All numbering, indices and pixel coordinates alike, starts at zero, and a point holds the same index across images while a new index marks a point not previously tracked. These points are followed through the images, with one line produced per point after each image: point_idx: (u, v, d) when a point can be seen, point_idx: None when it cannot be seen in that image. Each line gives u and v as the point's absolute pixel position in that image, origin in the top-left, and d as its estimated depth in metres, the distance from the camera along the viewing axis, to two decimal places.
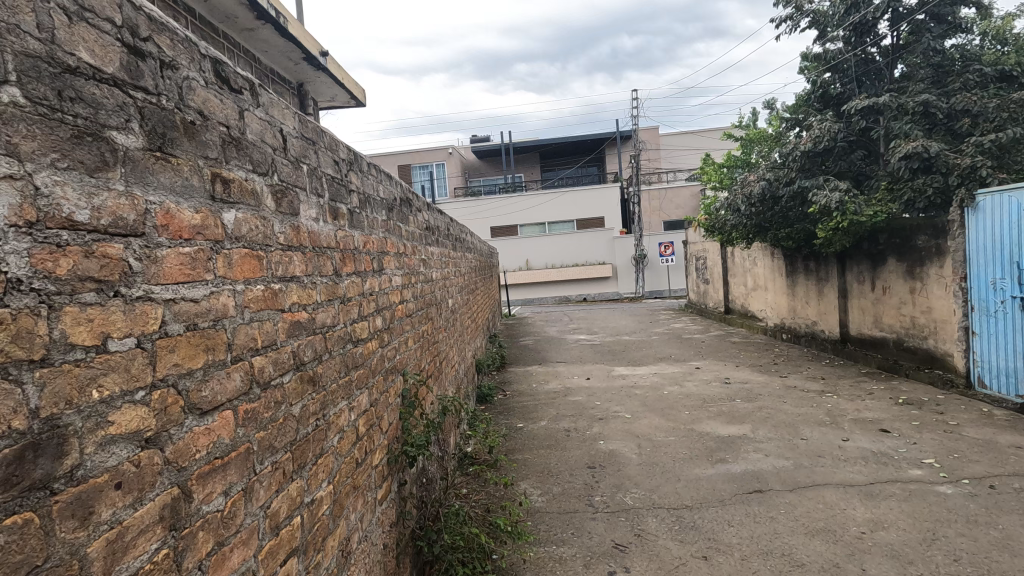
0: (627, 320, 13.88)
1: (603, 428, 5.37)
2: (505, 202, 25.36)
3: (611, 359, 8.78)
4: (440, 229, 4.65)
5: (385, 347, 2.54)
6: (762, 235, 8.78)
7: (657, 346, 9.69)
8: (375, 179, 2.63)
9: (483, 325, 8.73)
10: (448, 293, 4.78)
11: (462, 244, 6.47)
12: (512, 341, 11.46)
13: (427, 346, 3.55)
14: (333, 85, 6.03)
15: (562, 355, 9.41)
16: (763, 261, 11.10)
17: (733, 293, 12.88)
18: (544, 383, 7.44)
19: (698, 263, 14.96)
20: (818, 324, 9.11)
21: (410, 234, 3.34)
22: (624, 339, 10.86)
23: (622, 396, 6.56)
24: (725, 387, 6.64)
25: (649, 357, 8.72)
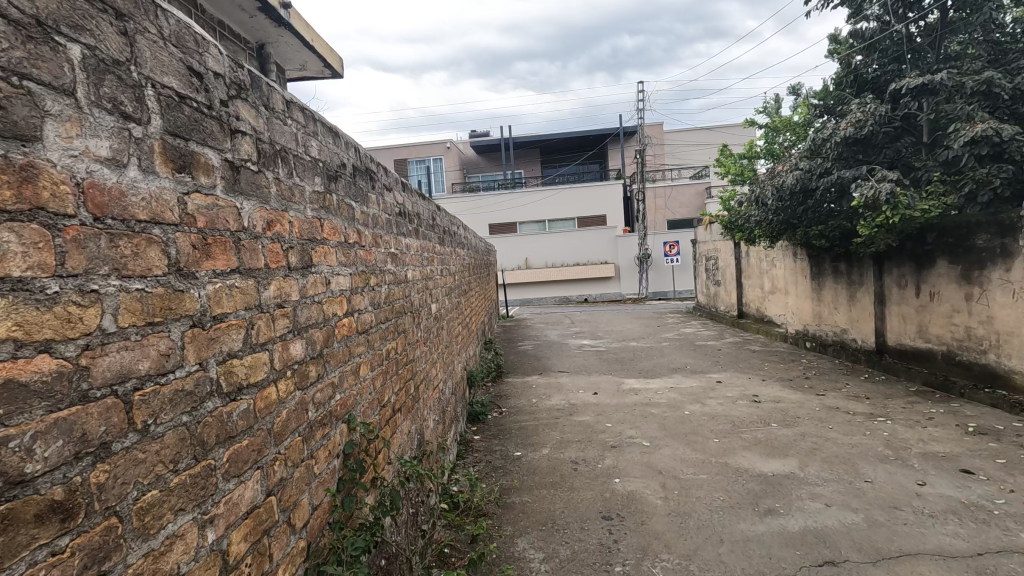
0: (634, 323, 12.97)
1: (618, 460, 4.46)
2: (503, 198, 24.47)
3: (619, 369, 7.88)
4: (421, 217, 3.76)
5: (311, 388, 1.64)
6: (790, 233, 7.89)
7: (670, 354, 8.80)
8: (301, 127, 1.73)
9: (478, 330, 7.85)
10: (430, 296, 3.87)
11: (453, 238, 5.56)
12: (510, 346, 10.57)
13: (394, 369, 2.64)
14: (302, 49, 5.10)
15: (565, 363, 8.51)
16: (784, 262, 10.19)
17: (748, 296, 11.98)
18: (545, 398, 6.53)
19: (709, 263, 14.04)
20: (848, 332, 8.23)
21: (369, 216, 2.42)
22: (632, 345, 9.97)
23: (637, 416, 5.66)
24: (755, 406, 5.75)
25: (662, 368, 7.82)
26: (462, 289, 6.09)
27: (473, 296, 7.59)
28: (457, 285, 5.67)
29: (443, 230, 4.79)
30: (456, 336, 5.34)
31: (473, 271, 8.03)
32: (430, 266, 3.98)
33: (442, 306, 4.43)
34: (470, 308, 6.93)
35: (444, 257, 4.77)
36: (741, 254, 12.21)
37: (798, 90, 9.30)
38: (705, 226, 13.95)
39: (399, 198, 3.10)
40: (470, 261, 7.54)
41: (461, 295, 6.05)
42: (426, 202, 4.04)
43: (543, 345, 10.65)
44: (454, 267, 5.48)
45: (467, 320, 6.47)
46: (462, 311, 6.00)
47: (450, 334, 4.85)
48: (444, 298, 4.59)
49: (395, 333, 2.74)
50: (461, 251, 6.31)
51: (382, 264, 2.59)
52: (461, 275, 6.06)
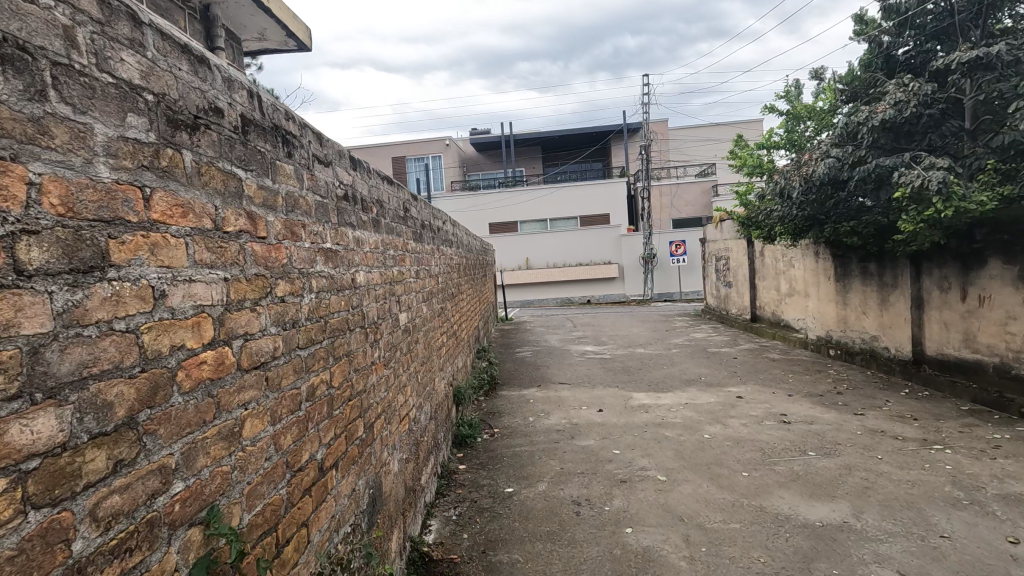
0: (639, 327, 12.19)
1: (629, 501, 3.69)
2: (503, 196, 23.74)
3: (627, 381, 7.11)
4: (385, 206, 3.03)
5: (92, 491, 0.90)
6: (816, 229, 7.11)
7: (681, 364, 8.02)
8: (93, 25, 0.99)
9: (470, 337, 7.09)
10: (396, 303, 3.11)
11: (435, 233, 4.78)
12: (507, 352, 9.81)
13: (323, 411, 1.89)
14: (258, 13, 4.36)
15: (567, 373, 7.74)
16: (804, 262, 9.40)
17: (762, 298, 11.21)
18: (543, 417, 5.75)
19: (719, 263, 13.25)
20: (879, 340, 7.45)
21: (274, 191, 1.66)
22: (638, 353, 9.20)
23: (649, 440, 4.90)
24: (786, 429, 4.97)
25: (674, 380, 7.05)
26: (448, 292, 5.32)
27: (464, 299, 6.83)
28: (441, 290, 4.89)
29: (420, 222, 4.02)
30: (439, 348, 4.57)
31: (464, 272, 7.26)
32: (397, 266, 3.21)
33: (416, 314, 3.65)
34: (460, 313, 6.15)
35: (421, 256, 3.99)
36: (755, 254, 11.42)
37: (821, 73, 8.50)
38: (716, 224, 13.20)
39: (342, 175, 2.33)
40: (460, 261, 6.77)
41: (448, 300, 5.27)
42: (393, 187, 3.27)
43: (543, 351, 9.89)
44: (437, 269, 4.70)
45: (456, 326, 5.70)
46: (449, 318, 5.22)
47: (430, 346, 4.08)
48: (420, 305, 3.81)
49: (328, 360, 1.97)
50: (448, 249, 5.52)
51: (303, 265, 1.82)
52: (446, 276, 5.29)
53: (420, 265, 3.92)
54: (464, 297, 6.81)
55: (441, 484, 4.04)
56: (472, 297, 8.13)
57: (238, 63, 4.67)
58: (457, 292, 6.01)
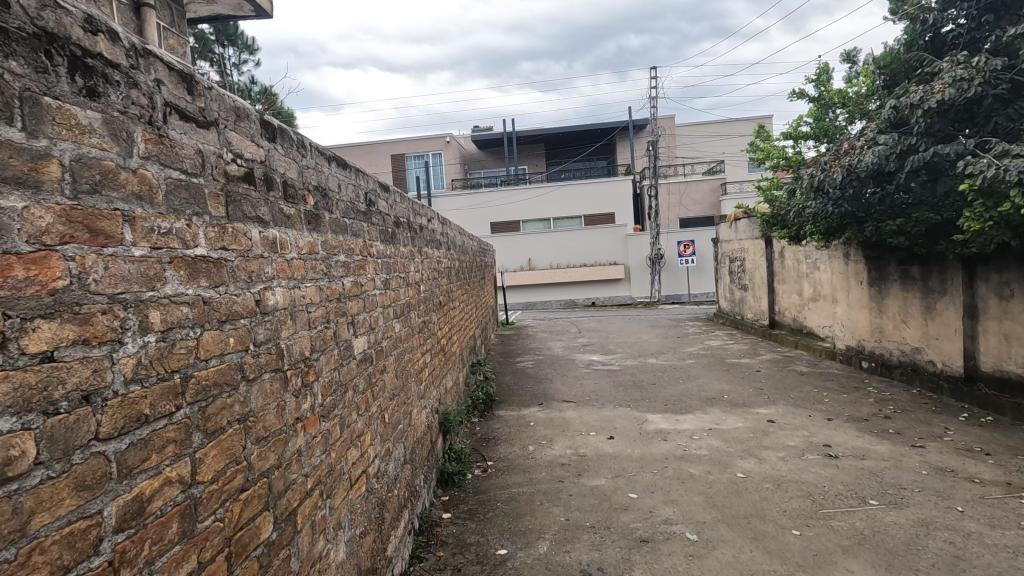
0: (649, 333, 11.39)
1: (653, 573, 2.89)
2: (505, 194, 22.98)
3: (639, 399, 6.33)
4: (329, 192, 2.24)
5: None
6: (855, 227, 6.27)
7: (699, 378, 7.22)
8: None
9: (463, 349, 6.33)
10: (347, 325, 2.32)
11: (415, 232, 4.01)
12: (506, 362, 9.03)
13: (165, 537, 1.11)
14: None
15: (571, 389, 6.96)
16: (831, 265, 8.59)
17: (782, 303, 10.38)
18: (545, 445, 4.97)
19: (734, 265, 12.45)
20: (923, 352, 6.62)
21: (24, 152, 0.89)
22: (651, 364, 8.40)
23: (671, 478, 4.12)
24: (834, 467, 4.17)
25: (693, 398, 6.26)
26: (433, 299, 4.54)
27: (456, 305, 6.06)
28: (423, 299, 4.10)
29: (391, 217, 3.24)
30: (420, 370, 3.79)
31: (456, 275, 6.49)
32: (351, 275, 2.43)
33: (383, 334, 2.87)
34: (449, 322, 5.37)
35: (393, 261, 3.21)
36: (774, 255, 10.62)
37: (853, 56, 7.70)
38: (730, 222, 12.39)
39: (239, 143, 1.54)
40: (450, 262, 5.99)
41: (433, 309, 4.50)
42: (345, 170, 2.49)
43: (546, 361, 9.10)
44: (416, 275, 3.92)
45: (444, 338, 4.93)
46: (434, 331, 4.44)
47: (404, 372, 3.31)
48: (389, 322, 3.03)
49: (183, 439, 1.19)
50: (432, 250, 4.73)
51: (120, 287, 1.04)
52: (431, 282, 4.50)
53: (390, 271, 3.15)
54: (455, 302, 6.03)
55: (416, 544, 3.27)
56: (466, 303, 7.38)
57: (181, 29, 3.91)
58: (445, 299, 5.23)
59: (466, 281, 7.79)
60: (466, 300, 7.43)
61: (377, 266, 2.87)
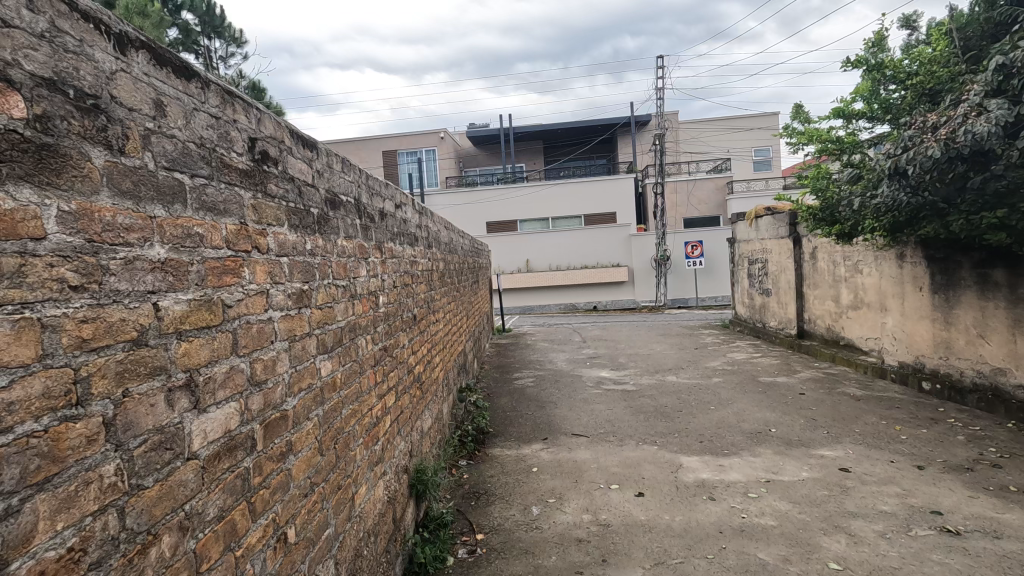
0: (662, 343, 10.20)
1: None
2: (502, 193, 21.82)
3: (667, 434, 5.13)
4: (104, 105, 1.01)
5: None
6: (934, 220, 5.02)
7: (734, 404, 6.02)
8: None
9: (449, 372, 5.12)
10: (161, 393, 1.09)
11: (372, 220, 2.77)
12: (503, 380, 7.83)
13: None
14: None
15: (582, 417, 5.76)
16: (880, 267, 7.41)
17: (814, 310, 9.20)
18: (554, 505, 3.74)
19: (754, 267, 11.29)
20: (1010, 374, 5.43)
21: None
22: (671, 383, 7.21)
23: (734, 569, 2.90)
24: (963, 552, 2.96)
25: (733, 433, 5.07)
26: (402, 313, 3.30)
27: (440, 316, 4.83)
28: (384, 315, 2.87)
29: (313, 189, 1.99)
30: (375, 421, 2.56)
31: (443, 278, 5.25)
32: (187, 288, 1.20)
33: (286, 390, 1.63)
34: (428, 339, 4.13)
35: (316, 259, 1.96)
36: (804, 257, 9.44)
37: (911, 21, 6.49)
38: (751, 221, 11.24)
39: None
40: (433, 262, 4.73)
41: (402, 326, 3.26)
42: (183, 78, 1.26)
43: (548, 377, 7.90)
44: (370, 283, 2.68)
45: (419, 363, 3.71)
46: (402, 357, 3.21)
47: (339, 440, 2.07)
48: (304, 363, 1.79)
49: None
50: (403, 247, 3.48)
51: None
52: (399, 289, 3.26)
53: (311, 278, 1.90)
54: (439, 311, 4.78)
55: None
56: (455, 312, 6.15)
57: None
58: (423, 310, 4.00)
59: (456, 285, 6.56)
60: (455, 308, 6.18)
61: (274, 268, 1.62)
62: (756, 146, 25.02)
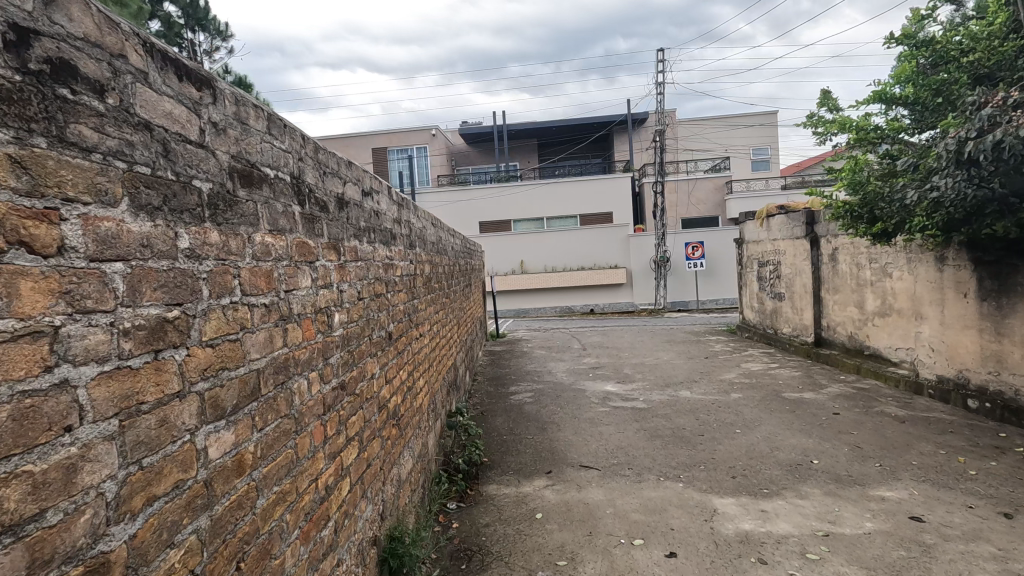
0: (669, 351, 9.48)
1: None
2: (496, 192, 21.06)
3: (692, 466, 4.39)
4: None
5: None
6: (1000, 217, 4.29)
7: (761, 426, 5.29)
8: None
9: (436, 395, 4.33)
10: None
11: (322, 206, 1.98)
12: (498, 395, 7.06)
13: None
14: None
15: (590, 443, 5.00)
16: (914, 271, 6.72)
17: (835, 317, 8.51)
18: (566, 571, 2.97)
19: (764, 270, 10.59)
20: None
21: None
22: (686, 399, 6.47)
23: None
24: None
25: (769, 465, 4.33)
26: (372, 331, 2.52)
27: (424, 328, 4.04)
28: (341, 340, 2.09)
29: (200, 149, 1.22)
30: (324, 495, 1.79)
31: (429, 282, 4.46)
32: None
33: (101, 516, 0.87)
34: (408, 361, 3.36)
35: (201, 262, 1.19)
36: (824, 259, 8.75)
37: None
38: (761, 220, 10.56)
39: None
40: (417, 265, 3.94)
41: (370, 350, 2.48)
42: None
43: (548, 392, 7.14)
44: (318, 296, 1.89)
45: (396, 393, 2.93)
46: (370, 394, 2.42)
47: (249, 554, 1.30)
48: (165, 447, 1.02)
49: None
50: (374, 246, 2.70)
51: None
52: (366, 301, 2.47)
53: (188, 296, 1.13)
54: (422, 322, 3.99)
55: None
56: (444, 319, 5.37)
57: None
58: (401, 325, 3.22)
59: (446, 288, 5.76)
60: (444, 315, 5.40)
61: (77, 287, 0.86)
62: (756, 146, 24.43)
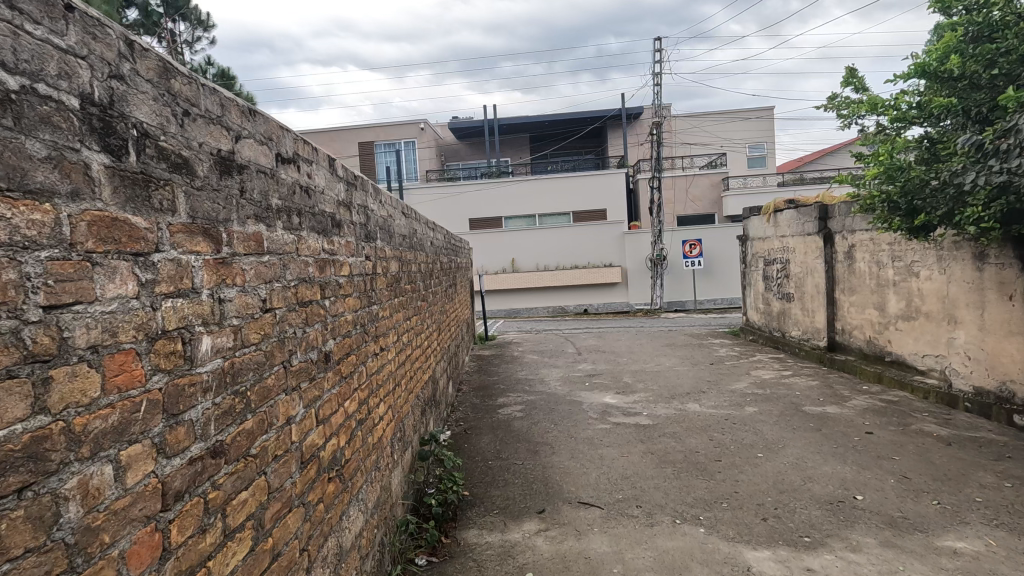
0: (671, 357, 8.79)
1: None
2: (486, 187, 20.29)
3: (712, 504, 3.67)
4: None
5: None
6: None
7: (786, 450, 4.59)
8: None
9: (404, 420, 3.57)
10: None
11: (175, 164, 1.22)
12: (485, 409, 6.32)
13: None
14: None
15: (589, 472, 4.28)
16: (947, 270, 6.07)
17: (852, 320, 7.84)
18: None
19: (772, 269, 9.93)
20: None
21: None
22: (695, 414, 5.76)
23: None
24: None
25: (804, 501, 3.63)
26: (289, 357, 1.76)
27: (388, 340, 3.28)
28: (218, 379, 1.33)
29: None
30: None
31: (398, 283, 3.68)
32: None
33: None
34: (360, 386, 2.59)
35: None
36: (838, 258, 8.09)
37: None
38: (768, 216, 9.89)
39: None
40: (380, 263, 3.17)
41: (286, 385, 1.72)
42: None
43: (541, 405, 6.40)
44: (160, 311, 1.13)
45: (336, 436, 2.17)
46: (283, 449, 1.67)
47: None
48: None
49: None
50: (300, 234, 1.93)
51: None
52: (279, 315, 1.71)
53: None
54: (386, 333, 3.22)
55: None
56: (421, 326, 4.59)
57: None
58: (349, 341, 2.45)
59: (424, 288, 4.97)
60: (421, 320, 4.62)
61: None
62: (753, 142, 23.84)
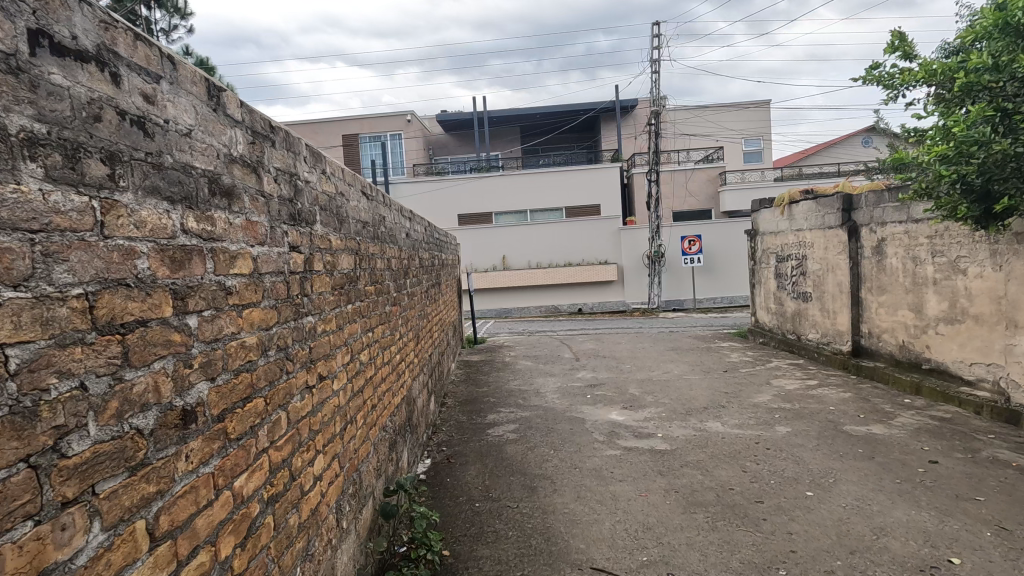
0: (679, 364, 7.95)
1: None
2: (475, 181, 19.38)
3: (766, 571, 2.81)
4: None
5: None
6: None
7: (841, 487, 3.75)
8: None
9: (361, 467, 2.67)
10: None
11: None
12: (473, 429, 5.44)
13: None
14: None
15: (601, 521, 3.41)
16: (1004, 267, 5.28)
17: (882, 322, 7.06)
18: None
19: (786, 267, 9.14)
20: None
21: None
22: (719, 436, 4.91)
23: None
24: None
25: (886, 567, 2.78)
26: (54, 446, 0.88)
27: (335, 363, 2.38)
28: None
29: None
30: None
31: (354, 284, 2.78)
32: None
33: None
34: (275, 444, 1.70)
35: None
36: (865, 253, 7.30)
37: None
38: (783, 209, 9.09)
39: None
40: (321, 255, 2.26)
41: (38, 505, 0.85)
42: None
43: (538, 423, 5.53)
44: None
45: (208, 548, 1.28)
46: None
47: None
48: None
49: None
50: (108, 196, 1.04)
51: None
52: (16, 360, 0.83)
53: None
54: (331, 354, 2.33)
55: None
56: (392, 336, 3.69)
57: None
58: (249, 377, 1.56)
59: (399, 288, 4.07)
60: (393, 328, 3.72)
61: None
62: (751, 136, 23.12)
